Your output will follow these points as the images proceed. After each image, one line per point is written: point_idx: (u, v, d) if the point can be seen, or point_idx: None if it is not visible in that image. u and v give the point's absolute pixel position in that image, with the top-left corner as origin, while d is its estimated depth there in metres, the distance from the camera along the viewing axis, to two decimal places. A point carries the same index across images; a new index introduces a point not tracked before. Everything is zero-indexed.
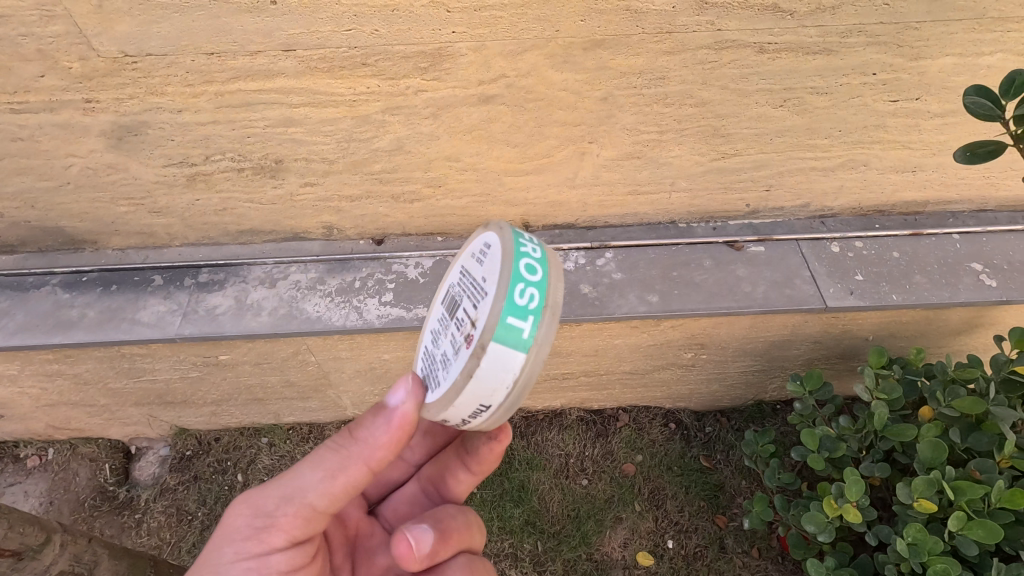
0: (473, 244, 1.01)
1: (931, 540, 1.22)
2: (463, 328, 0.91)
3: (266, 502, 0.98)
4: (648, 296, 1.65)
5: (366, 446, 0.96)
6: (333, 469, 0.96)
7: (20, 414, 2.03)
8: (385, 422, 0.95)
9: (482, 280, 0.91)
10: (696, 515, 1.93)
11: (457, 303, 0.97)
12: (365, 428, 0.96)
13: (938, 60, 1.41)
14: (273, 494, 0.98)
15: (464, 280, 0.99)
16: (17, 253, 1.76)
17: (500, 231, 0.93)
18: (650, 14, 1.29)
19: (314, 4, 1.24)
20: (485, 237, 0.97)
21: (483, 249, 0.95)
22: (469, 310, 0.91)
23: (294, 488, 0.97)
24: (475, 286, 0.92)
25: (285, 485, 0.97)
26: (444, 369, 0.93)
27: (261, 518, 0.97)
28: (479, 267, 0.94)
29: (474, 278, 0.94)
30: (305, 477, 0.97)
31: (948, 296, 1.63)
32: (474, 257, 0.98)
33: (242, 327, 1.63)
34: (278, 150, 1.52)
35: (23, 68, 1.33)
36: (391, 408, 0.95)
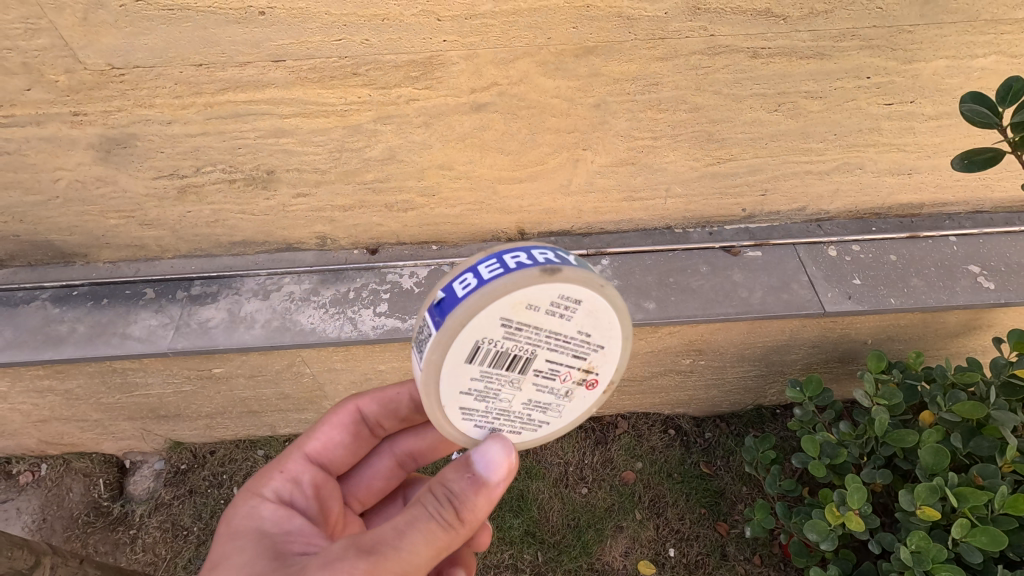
0: (526, 298, 0.83)
1: (934, 547, 1.21)
2: (568, 377, 0.95)
3: None
4: (645, 303, 1.63)
5: (471, 526, 0.87)
6: (441, 549, 0.85)
7: (11, 430, 2.00)
8: (488, 499, 0.88)
9: (580, 334, 0.90)
10: (697, 522, 1.91)
11: (530, 356, 0.90)
12: (472, 507, 0.86)
13: (932, 63, 1.41)
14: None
15: (528, 335, 0.87)
16: (7, 268, 1.74)
17: (587, 283, 0.85)
18: (642, 21, 1.28)
19: (303, 14, 1.23)
20: (560, 288, 0.84)
21: (564, 303, 0.85)
22: (575, 364, 0.93)
23: (411, 569, 0.82)
24: (578, 343, 0.90)
25: (403, 566, 0.81)
26: (544, 412, 0.99)
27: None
28: (567, 321, 0.88)
29: (561, 335, 0.89)
30: (417, 556, 0.83)
31: (946, 299, 1.62)
32: (547, 310, 0.85)
33: (235, 340, 1.61)
34: (269, 161, 1.51)
35: (8, 82, 1.30)
36: (496, 480, 0.89)
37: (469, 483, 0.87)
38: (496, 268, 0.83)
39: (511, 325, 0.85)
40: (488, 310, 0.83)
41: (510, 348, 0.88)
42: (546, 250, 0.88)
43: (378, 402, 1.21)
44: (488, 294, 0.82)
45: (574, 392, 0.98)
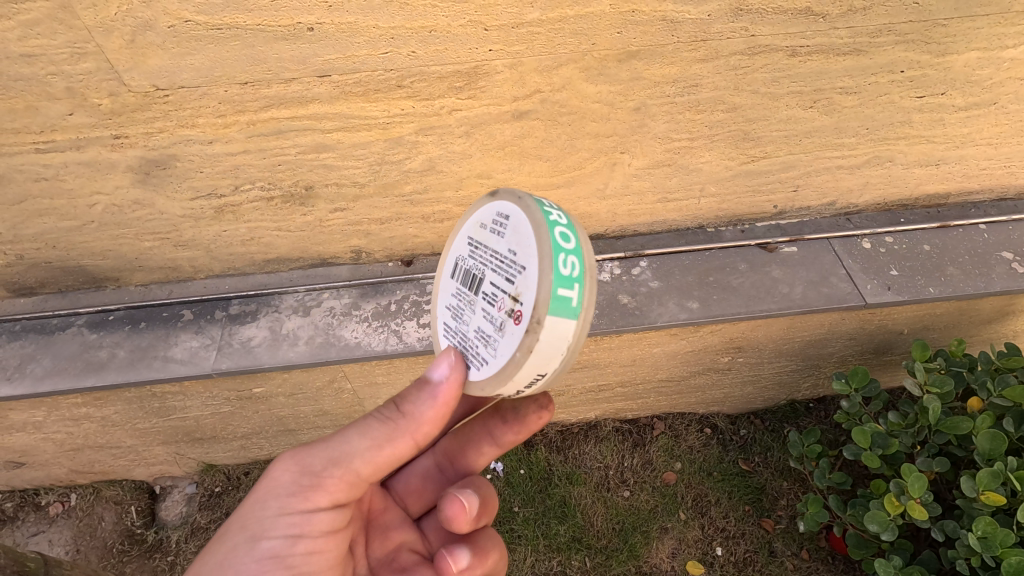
0: (480, 216, 0.99)
1: (1002, 532, 1.24)
2: (502, 305, 0.88)
3: (312, 461, 0.96)
4: (688, 303, 1.65)
5: (414, 420, 0.94)
6: (380, 441, 0.94)
7: (42, 461, 1.96)
8: (430, 397, 0.94)
9: (509, 253, 0.89)
10: (742, 519, 1.91)
11: (480, 276, 0.95)
12: (411, 401, 0.94)
13: (964, 55, 1.44)
14: (314, 462, 0.96)
15: (482, 253, 0.96)
16: (37, 295, 1.71)
17: (516, 197, 0.92)
18: (685, 24, 1.30)
19: (351, 29, 1.23)
20: (497, 207, 0.95)
21: (501, 220, 0.93)
22: (502, 284, 0.90)
23: (338, 456, 0.95)
24: (503, 258, 0.90)
25: (327, 452, 0.95)
26: (486, 346, 0.91)
27: (301, 486, 0.96)
28: (501, 240, 0.92)
29: (497, 251, 0.92)
30: (352, 445, 0.95)
31: (983, 286, 1.65)
32: (488, 228, 0.96)
33: (279, 358, 1.60)
34: (309, 177, 1.50)
35: (50, 107, 1.29)
36: (434, 381, 0.94)
37: (410, 385, 0.96)
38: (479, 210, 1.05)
39: (472, 242, 0.99)
40: (462, 231, 1.03)
41: (468, 264, 0.99)
42: None
43: None
44: (466, 215, 1.03)
45: (507, 324, 0.87)
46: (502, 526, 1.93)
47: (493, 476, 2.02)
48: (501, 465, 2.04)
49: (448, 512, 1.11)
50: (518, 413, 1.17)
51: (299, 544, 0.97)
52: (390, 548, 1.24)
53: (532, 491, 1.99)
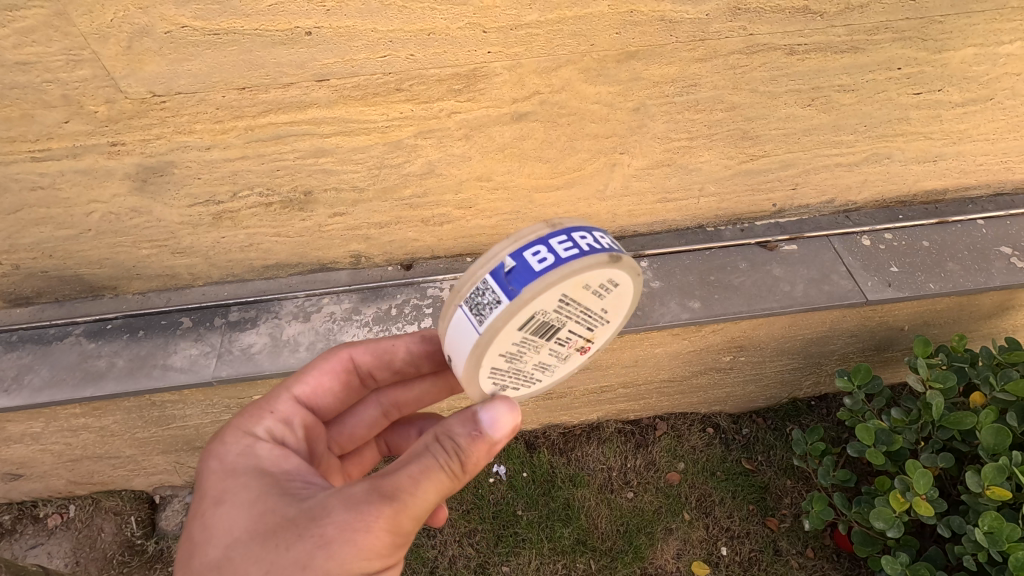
0: (584, 277, 0.87)
1: (1008, 527, 1.24)
2: (574, 344, 1.02)
3: (405, 522, 0.83)
4: (690, 303, 1.65)
5: (472, 474, 0.90)
6: (447, 494, 0.88)
7: (40, 472, 1.94)
8: (488, 449, 0.91)
9: (604, 313, 0.97)
10: (747, 519, 1.91)
11: (564, 328, 0.95)
12: (476, 457, 0.88)
13: (961, 51, 1.44)
14: (406, 520, 0.83)
15: (572, 308, 0.92)
16: (33, 305, 1.69)
17: (630, 271, 0.92)
18: (684, 24, 1.30)
19: (350, 32, 1.22)
20: (609, 272, 0.90)
21: (607, 286, 0.92)
22: (583, 333, 1.00)
23: (421, 512, 0.85)
24: (597, 319, 0.97)
25: (416, 511, 0.84)
26: (543, 371, 1.05)
27: (394, 544, 0.83)
28: (600, 302, 0.94)
29: (593, 311, 0.95)
30: (427, 502, 0.85)
31: (983, 281, 1.66)
32: (591, 290, 0.90)
33: (280, 365, 1.59)
34: (307, 182, 1.49)
35: (46, 115, 1.28)
36: (499, 434, 0.90)
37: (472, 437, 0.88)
38: (567, 247, 0.87)
39: (566, 299, 0.89)
40: (555, 287, 0.85)
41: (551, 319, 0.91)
42: (596, 231, 0.91)
43: (370, 351, 1.20)
44: (569, 271, 0.85)
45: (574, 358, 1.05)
46: (507, 530, 1.92)
47: (496, 479, 2.02)
48: (503, 468, 2.03)
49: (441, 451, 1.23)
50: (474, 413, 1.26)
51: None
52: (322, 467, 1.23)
53: (536, 494, 1.98)
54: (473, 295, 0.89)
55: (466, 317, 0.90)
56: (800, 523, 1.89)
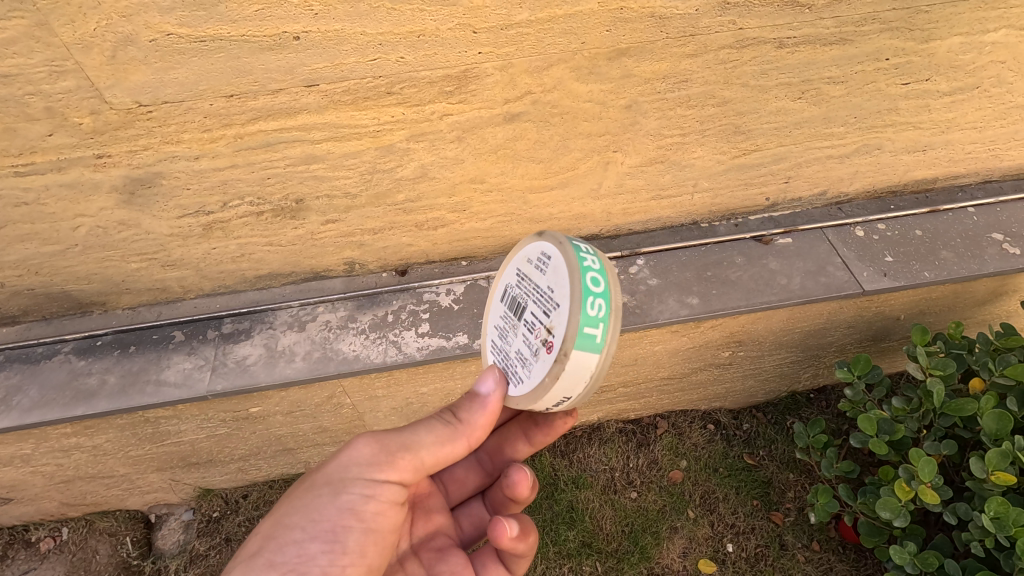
0: (527, 251, 1.06)
1: (1015, 512, 1.25)
2: (537, 332, 0.97)
3: (388, 442, 1.01)
4: (688, 299, 1.64)
5: (470, 427, 1.03)
6: (439, 437, 1.01)
7: (31, 495, 1.89)
8: (482, 407, 1.03)
9: (549, 289, 0.97)
10: (751, 514, 1.90)
11: (524, 304, 1.03)
12: (469, 408, 1.03)
13: (947, 41, 1.46)
14: (391, 443, 1.01)
15: (526, 284, 1.03)
16: (20, 324, 1.65)
17: (553, 238, 0.99)
18: (674, 19, 1.30)
19: (338, 36, 1.21)
20: (542, 246, 1.02)
21: (544, 259, 1.00)
22: (541, 316, 0.97)
23: (410, 441, 1.00)
24: (543, 295, 0.97)
25: (403, 436, 1.01)
26: (522, 366, 0.99)
27: (379, 459, 1.00)
28: (542, 276, 0.99)
29: (540, 285, 0.99)
30: (419, 436, 1.01)
31: (977, 268, 1.67)
32: (533, 264, 1.03)
33: (277, 376, 1.56)
34: (299, 189, 1.47)
35: (29, 128, 1.25)
36: (485, 395, 1.03)
37: (465, 396, 1.05)
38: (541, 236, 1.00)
39: (527, 269, 1.04)
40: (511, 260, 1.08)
41: (517, 293, 1.05)
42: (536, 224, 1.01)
43: None
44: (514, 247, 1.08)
45: (541, 351, 0.95)
46: None
47: None
48: None
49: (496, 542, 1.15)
50: (546, 417, 1.25)
51: (370, 503, 1.00)
52: (431, 529, 1.29)
53: (540, 498, 1.96)
54: (498, 289, 1.12)
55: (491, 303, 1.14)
56: (805, 516, 1.88)
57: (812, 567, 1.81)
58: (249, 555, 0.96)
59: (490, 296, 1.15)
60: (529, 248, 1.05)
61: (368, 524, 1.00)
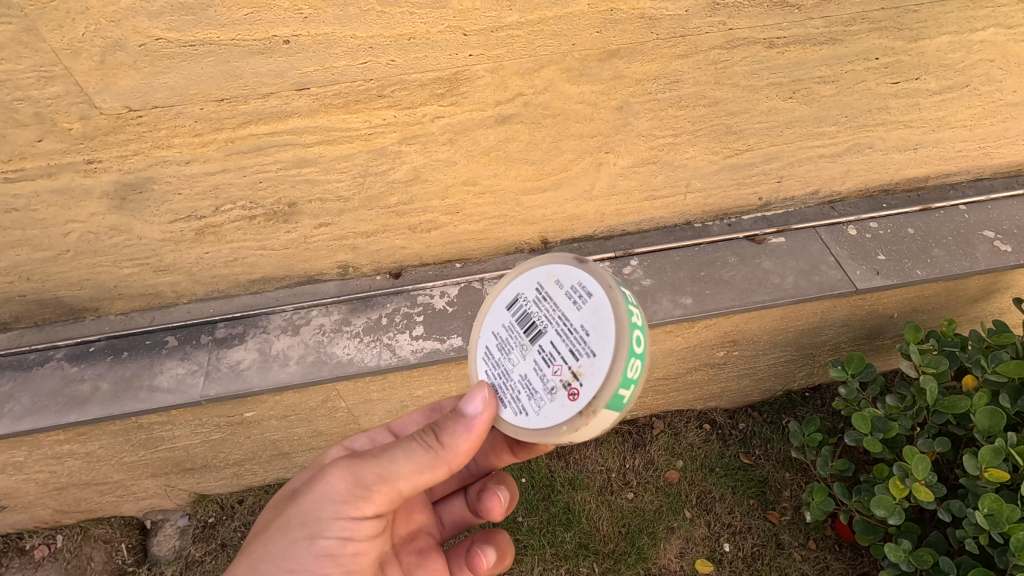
0: (559, 271, 1.02)
1: (1008, 509, 1.25)
2: (559, 372, 0.95)
3: (364, 475, 0.98)
4: (682, 299, 1.64)
5: (452, 452, 1.00)
6: (420, 463, 0.98)
7: (25, 503, 1.88)
8: (465, 429, 1.00)
9: (582, 331, 0.95)
10: (748, 514, 1.90)
11: (543, 331, 1.00)
12: (452, 432, 0.99)
13: (936, 39, 1.47)
14: (367, 477, 0.98)
15: (549, 307, 1.01)
16: (12, 331, 1.64)
17: (599, 277, 0.97)
18: (664, 20, 1.31)
19: (329, 40, 1.21)
20: (580, 277, 0.99)
21: (581, 294, 0.98)
22: (565, 355, 0.96)
23: (387, 472, 0.98)
24: (574, 334, 0.95)
25: (380, 469, 0.98)
26: (529, 397, 0.98)
27: (355, 496, 0.98)
28: (575, 311, 0.97)
29: (570, 320, 0.97)
30: (398, 465, 0.98)
31: (968, 265, 1.68)
32: (563, 292, 1.01)
33: (270, 381, 1.56)
34: (291, 193, 1.47)
35: (18, 134, 1.24)
36: (471, 416, 1.00)
37: (448, 417, 1.02)
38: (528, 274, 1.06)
39: (543, 292, 1.03)
40: (532, 271, 1.06)
41: (534, 314, 1.03)
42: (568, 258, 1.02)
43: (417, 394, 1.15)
44: (543, 259, 1.05)
45: (559, 395, 0.95)
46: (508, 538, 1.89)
47: None
48: None
49: (473, 561, 1.27)
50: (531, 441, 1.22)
51: (347, 546, 1.02)
52: (413, 528, 1.31)
53: (536, 500, 1.96)
54: (504, 298, 1.08)
55: (493, 309, 1.10)
56: (801, 515, 1.89)
57: (809, 565, 1.81)
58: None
59: (493, 299, 1.10)
60: (563, 271, 1.02)
61: (346, 566, 1.03)
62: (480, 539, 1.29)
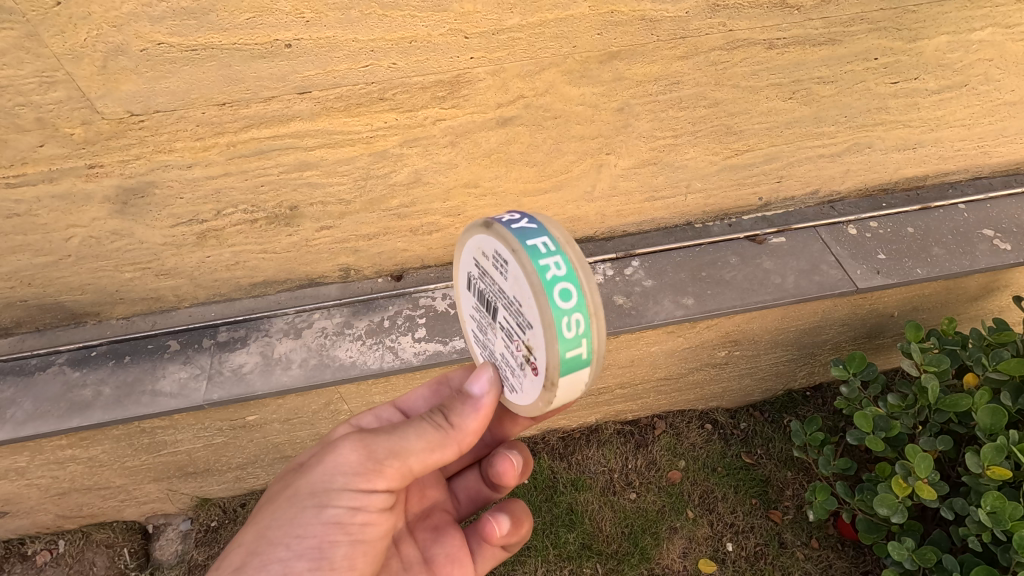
0: (480, 243, 0.96)
1: (1010, 506, 1.26)
2: (519, 348, 0.93)
3: (376, 448, 0.98)
4: (683, 299, 1.65)
5: (461, 431, 1.01)
6: (430, 441, 0.99)
7: (27, 508, 1.87)
8: (474, 410, 1.02)
9: (517, 302, 0.90)
10: (750, 513, 1.91)
11: (496, 307, 0.98)
12: (460, 412, 1.01)
13: (935, 40, 1.47)
14: (379, 450, 0.98)
15: (490, 282, 0.97)
16: (13, 336, 1.64)
17: (505, 241, 0.88)
18: (664, 22, 1.31)
19: (330, 43, 1.21)
20: (494, 242, 0.92)
21: (501, 265, 0.92)
22: (516, 328, 0.93)
23: (399, 448, 0.98)
24: (512, 306, 0.91)
25: (392, 443, 0.98)
26: (512, 373, 0.99)
27: (366, 467, 0.98)
28: (505, 280, 0.92)
29: (505, 291, 0.93)
30: (409, 441, 0.98)
31: (968, 264, 1.68)
32: (490, 261, 0.95)
33: (273, 384, 1.56)
34: (293, 196, 1.47)
35: (20, 139, 1.24)
36: (477, 397, 1.02)
37: (455, 398, 1.04)
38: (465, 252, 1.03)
39: (480, 266, 0.99)
40: (465, 248, 1.02)
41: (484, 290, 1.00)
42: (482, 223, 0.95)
43: None
44: (465, 233, 1.00)
45: (527, 368, 0.93)
46: None
47: None
48: None
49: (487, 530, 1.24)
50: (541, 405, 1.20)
51: (357, 517, 1.00)
52: (426, 505, 1.32)
53: (539, 501, 1.96)
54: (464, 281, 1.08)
55: (462, 296, 1.10)
56: (803, 514, 1.89)
57: (812, 564, 1.81)
58: (230, 568, 0.96)
59: (458, 284, 1.10)
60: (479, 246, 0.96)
61: (355, 536, 1.01)
62: (494, 508, 1.25)
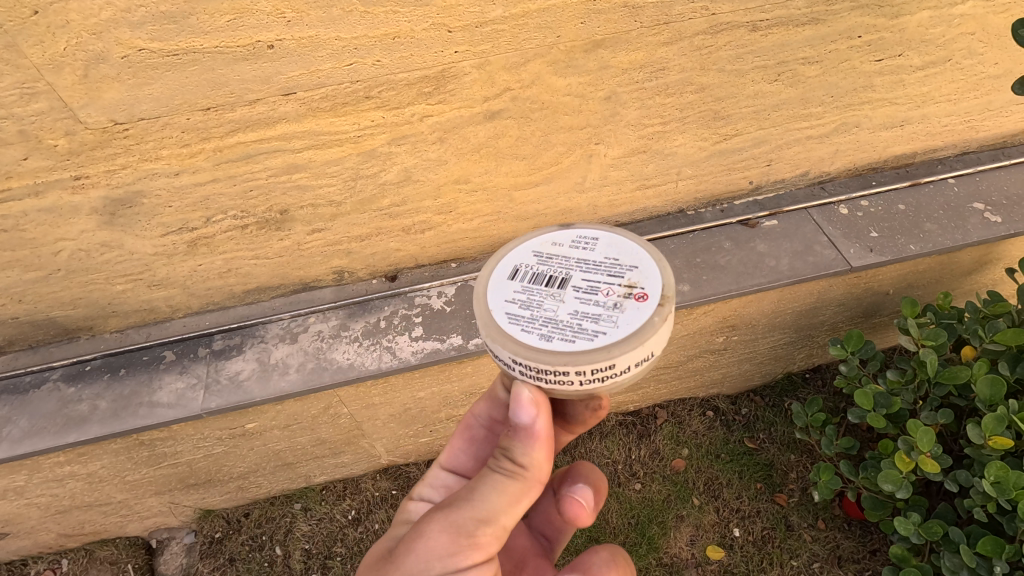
0: (555, 236, 1.00)
1: (1014, 475, 1.26)
2: (611, 291, 0.89)
3: (463, 521, 0.82)
4: (679, 286, 1.64)
5: (533, 469, 0.86)
6: (509, 495, 0.85)
7: (27, 528, 1.85)
8: (534, 440, 0.86)
9: (610, 259, 0.94)
10: (755, 497, 1.91)
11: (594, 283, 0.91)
12: (521, 451, 0.86)
13: (917, 15, 1.48)
14: (466, 522, 0.82)
15: (560, 260, 0.95)
16: (7, 353, 1.62)
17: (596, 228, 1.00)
18: (647, 8, 1.31)
19: (313, 42, 1.20)
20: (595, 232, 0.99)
21: (586, 240, 0.98)
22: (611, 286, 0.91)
23: (485, 514, 0.83)
24: (604, 264, 0.93)
25: (475, 509, 0.83)
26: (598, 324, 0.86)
27: (460, 546, 0.81)
28: (591, 253, 0.96)
29: (590, 259, 0.95)
30: (489, 501, 0.84)
31: (960, 238, 1.69)
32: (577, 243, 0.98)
33: (271, 390, 1.55)
34: (282, 200, 1.46)
35: (3, 152, 1.23)
36: (526, 426, 0.85)
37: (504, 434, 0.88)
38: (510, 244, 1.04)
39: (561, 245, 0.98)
40: (524, 242, 1.00)
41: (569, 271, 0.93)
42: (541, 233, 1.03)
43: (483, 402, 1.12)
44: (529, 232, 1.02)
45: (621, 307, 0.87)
46: None
47: None
48: None
49: (571, 515, 0.98)
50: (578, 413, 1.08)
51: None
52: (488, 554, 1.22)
53: None
54: None
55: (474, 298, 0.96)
56: (808, 496, 1.90)
57: (819, 546, 1.82)
58: None
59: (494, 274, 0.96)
60: None
61: None
62: (567, 482, 1.03)
